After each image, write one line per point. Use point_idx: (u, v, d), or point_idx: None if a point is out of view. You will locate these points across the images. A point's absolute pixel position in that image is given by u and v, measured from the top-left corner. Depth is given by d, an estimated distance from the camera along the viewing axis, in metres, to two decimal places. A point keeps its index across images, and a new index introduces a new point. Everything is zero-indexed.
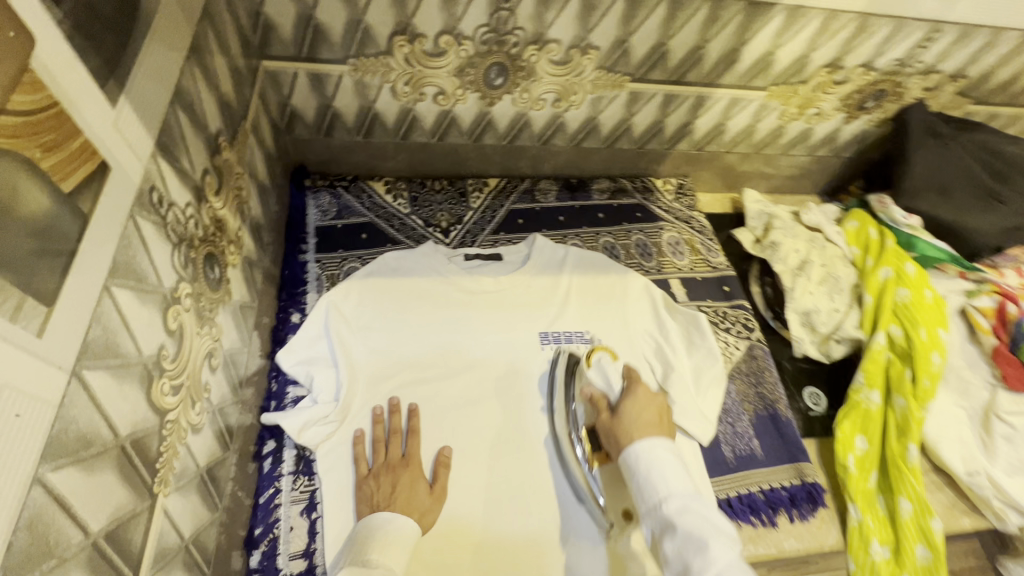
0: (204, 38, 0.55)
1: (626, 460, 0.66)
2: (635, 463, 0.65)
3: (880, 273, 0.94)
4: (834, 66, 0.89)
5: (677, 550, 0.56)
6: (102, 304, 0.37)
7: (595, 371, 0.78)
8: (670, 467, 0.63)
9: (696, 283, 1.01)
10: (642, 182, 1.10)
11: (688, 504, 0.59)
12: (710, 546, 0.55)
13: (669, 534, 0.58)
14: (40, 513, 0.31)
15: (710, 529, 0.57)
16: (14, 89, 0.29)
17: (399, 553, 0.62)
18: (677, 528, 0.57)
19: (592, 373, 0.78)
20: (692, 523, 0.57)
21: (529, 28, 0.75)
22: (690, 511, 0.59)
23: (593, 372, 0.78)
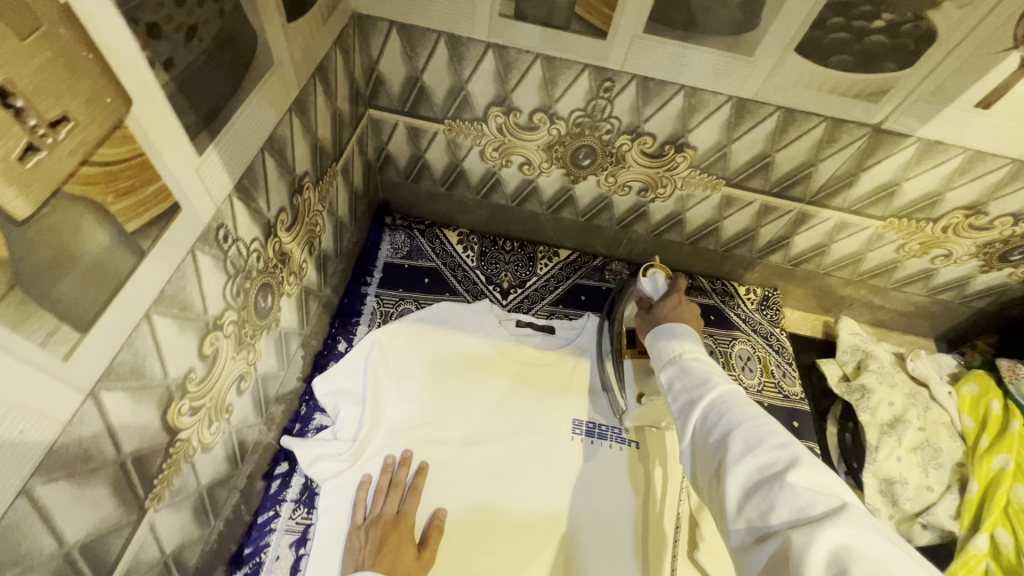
0: (311, 91, 0.60)
1: (649, 334, 0.65)
2: (655, 328, 0.64)
3: (996, 459, 0.78)
4: (973, 211, 0.77)
5: (682, 382, 0.54)
6: (139, 329, 0.40)
7: (648, 280, 0.79)
8: (686, 328, 0.61)
9: (761, 408, 0.91)
10: (723, 284, 1.03)
11: (698, 345, 0.58)
12: (714, 375, 0.53)
13: (676, 371, 0.56)
14: (17, 522, 0.33)
15: (716, 364, 0.55)
16: (103, 143, 0.32)
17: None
18: (685, 362, 0.56)
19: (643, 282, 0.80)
20: (700, 362, 0.55)
21: (625, 119, 0.74)
22: (700, 354, 0.57)
23: (644, 281, 0.80)
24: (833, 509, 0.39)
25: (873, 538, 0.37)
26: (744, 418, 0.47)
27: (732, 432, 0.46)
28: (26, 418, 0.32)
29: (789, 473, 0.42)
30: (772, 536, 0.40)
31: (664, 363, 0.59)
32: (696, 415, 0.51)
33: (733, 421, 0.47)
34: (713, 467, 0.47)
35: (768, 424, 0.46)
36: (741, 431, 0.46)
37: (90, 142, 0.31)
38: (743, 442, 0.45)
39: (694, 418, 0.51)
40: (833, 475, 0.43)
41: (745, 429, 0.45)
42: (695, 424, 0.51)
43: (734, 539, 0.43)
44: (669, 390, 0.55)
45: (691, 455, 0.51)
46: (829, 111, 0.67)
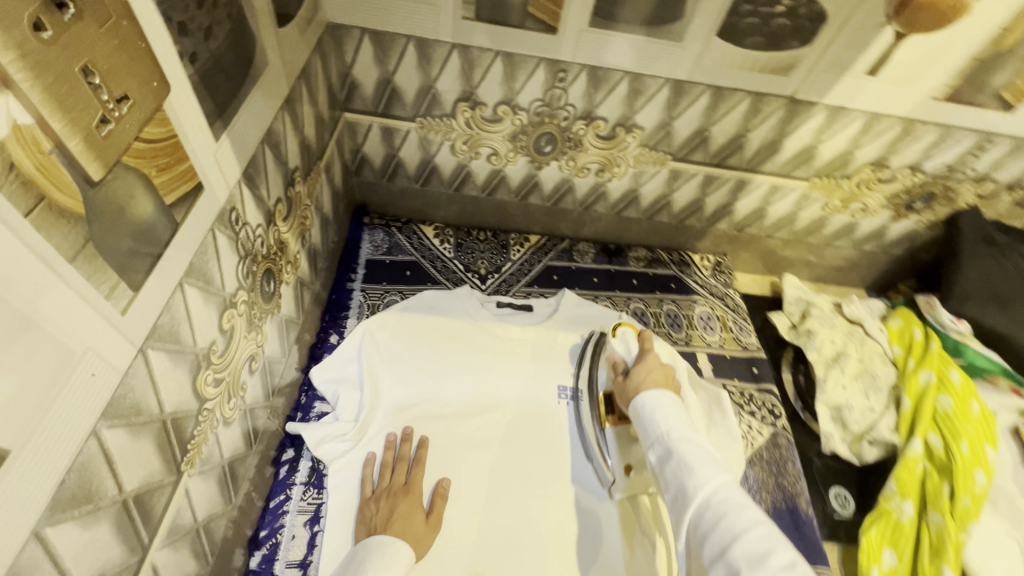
0: (298, 93, 0.66)
1: (634, 407, 0.68)
2: (640, 401, 0.67)
3: (921, 376, 0.90)
4: (878, 165, 0.90)
5: (676, 477, 0.58)
6: (174, 297, 0.45)
7: (618, 341, 0.83)
8: (672, 405, 0.65)
9: (724, 360, 1.00)
10: (680, 254, 1.13)
11: (688, 432, 0.61)
12: (709, 474, 0.56)
13: (668, 462, 0.60)
14: (90, 461, 0.37)
15: (709, 458, 0.58)
16: (149, 123, 0.37)
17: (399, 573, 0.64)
18: (678, 456, 0.59)
19: (614, 342, 0.84)
20: (691, 451, 0.59)
21: (579, 105, 0.83)
22: (689, 439, 0.61)
23: (616, 341, 0.84)
24: None
25: None
26: (741, 530, 0.50)
27: (729, 547, 0.49)
28: (97, 362, 0.36)
29: None
30: None
31: (656, 450, 0.62)
32: (693, 519, 0.55)
33: (732, 536, 0.50)
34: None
35: (766, 541, 0.49)
36: (739, 548, 0.49)
37: (140, 120, 0.36)
38: (743, 562, 0.48)
39: (693, 524, 0.54)
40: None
41: (743, 546, 0.49)
42: (692, 531, 0.55)
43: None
44: (665, 483, 0.59)
45: (691, 559, 0.55)
46: (751, 86, 0.79)
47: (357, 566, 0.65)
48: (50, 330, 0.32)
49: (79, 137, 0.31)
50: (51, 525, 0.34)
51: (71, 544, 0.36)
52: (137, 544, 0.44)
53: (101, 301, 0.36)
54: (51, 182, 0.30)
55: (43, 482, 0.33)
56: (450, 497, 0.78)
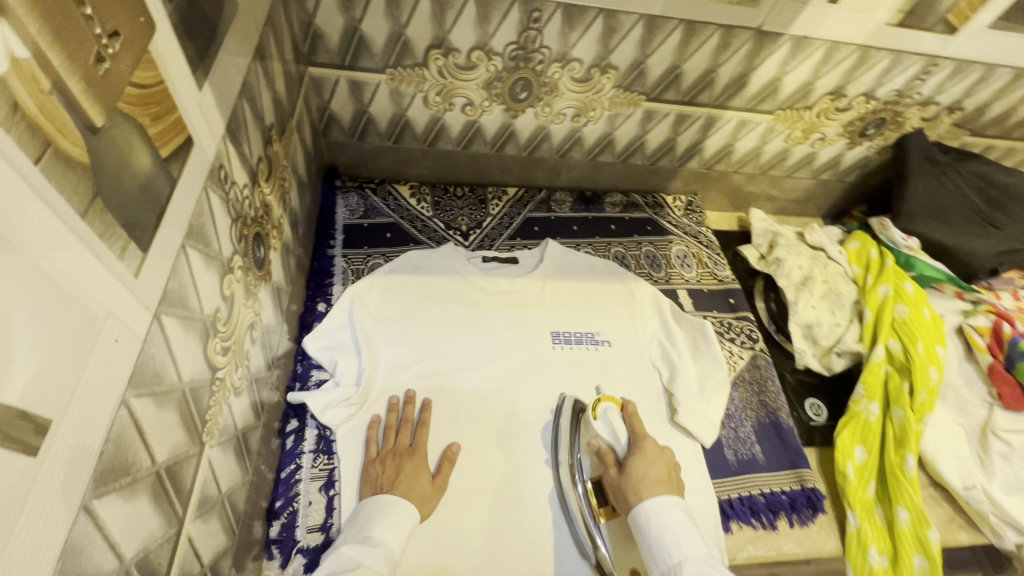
0: (266, 42, 0.61)
1: (641, 524, 0.69)
2: (648, 525, 0.68)
3: (880, 290, 0.98)
4: (837, 94, 0.95)
5: None
6: (179, 259, 0.42)
7: (602, 423, 0.83)
8: (683, 530, 0.67)
9: (702, 294, 1.06)
10: (653, 197, 1.16)
11: (703, 568, 0.62)
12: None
13: None
14: (123, 431, 0.35)
15: None
16: (138, 66, 0.34)
17: (397, 535, 0.66)
18: None
19: (598, 425, 0.83)
20: None
21: (555, 47, 0.82)
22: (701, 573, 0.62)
23: (598, 424, 0.83)
24: None
25: None
26: None
27: None
28: (119, 329, 0.34)
29: None
30: None
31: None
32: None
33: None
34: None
35: None
36: None
37: (131, 62, 0.33)
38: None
39: None
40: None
41: None
42: None
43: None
44: None
45: None
46: (721, 19, 0.80)
47: (362, 524, 0.67)
48: (72, 292, 0.30)
49: (78, 76, 0.28)
50: (98, 496, 0.33)
51: (118, 517, 0.35)
52: (173, 515, 0.43)
53: (115, 263, 0.33)
54: (55, 127, 0.27)
55: (86, 452, 0.32)
56: (458, 462, 0.79)
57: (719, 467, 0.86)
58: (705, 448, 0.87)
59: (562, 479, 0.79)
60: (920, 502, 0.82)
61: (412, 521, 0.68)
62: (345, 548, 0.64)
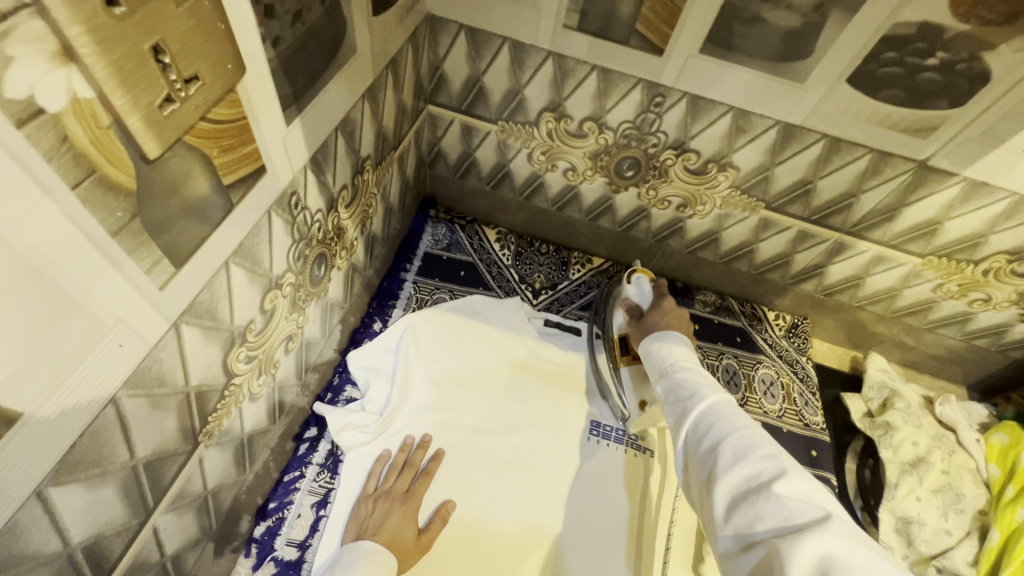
0: (384, 81, 0.65)
1: (645, 344, 0.67)
2: (649, 341, 0.66)
3: (1020, 511, 0.75)
4: (1016, 256, 0.77)
5: (674, 394, 0.57)
6: (218, 276, 0.44)
7: (632, 287, 0.84)
8: (677, 338, 0.65)
9: (779, 433, 0.91)
10: (752, 307, 1.04)
11: (691, 356, 0.60)
12: (705, 386, 0.56)
13: (668, 382, 0.59)
14: (104, 427, 0.37)
15: (708, 377, 0.58)
16: (218, 104, 0.37)
17: None
18: (677, 375, 0.59)
19: (628, 288, 0.84)
20: (689, 371, 0.59)
21: (672, 134, 0.77)
22: (689, 364, 0.60)
23: (630, 288, 0.84)
24: (820, 519, 0.41)
25: (853, 546, 0.40)
26: (732, 429, 0.50)
27: (721, 446, 0.49)
28: (125, 335, 0.36)
29: (774, 482, 0.44)
30: (759, 543, 0.43)
31: (657, 375, 0.62)
32: (685, 423, 0.54)
33: (724, 431, 0.50)
34: (703, 474, 0.50)
35: (756, 438, 0.49)
36: (729, 444, 0.49)
37: (210, 100, 0.36)
38: (735, 455, 0.48)
39: (685, 430, 0.54)
40: (804, 470, 0.47)
41: (733, 441, 0.48)
42: (687, 438, 0.54)
43: (722, 545, 0.46)
44: (663, 400, 0.59)
45: (684, 467, 0.54)
46: (876, 143, 0.69)
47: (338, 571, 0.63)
48: (84, 298, 0.32)
49: (139, 114, 0.30)
50: (54, 482, 0.34)
51: (75, 504, 0.37)
52: (140, 507, 0.45)
53: (140, 274, 0.35)
54: (105, 157, 0.30)
55: (52, 444, 0.33)
56: (450, 520, 0.75)
57: None
58: None
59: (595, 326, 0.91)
60: None
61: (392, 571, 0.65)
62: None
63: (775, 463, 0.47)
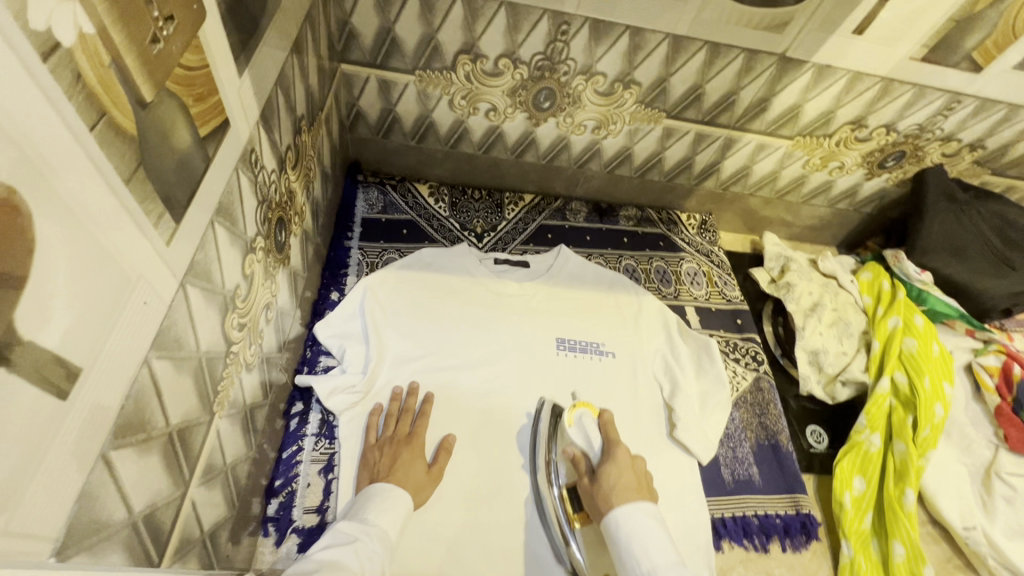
0: (303, 36, 0.64)
1: (609, 526, 0.70)
2: (619, 533, 0.68)
3: (889, 321, 0.98)
4: (857, 124, 0.96)
5: None
6: (208, 234, 0.44)
7: (576, 430, 0.85)
8: (650, 534, 0.68)
9: (709, 312, 1.06)
10: (668, 213, 1.17)
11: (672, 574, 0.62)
12: None
13: None
14: (144, 389, 0.37)
15: None
16: (188, 49, 0.37)
17: (391, 518, 0.66)
18: None
19: (572, 432, 0.85)
20: None
21: (580, 60, 0.84)
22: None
23: (572, 430, 0.85)
24: None
25: None
26: None
27: None
28: (146, 293, 0.36)
29: None
30: None
31: None
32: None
33: None
34: None
35: None
36: None
37: (182, 44, 0.35)
38: None
39: None
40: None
41: None
42: None
43: None
44: None
45: None
46: (746, 42, 0.81)
47: (358, 508, 0.67)
48: (112, 249, 0.32)
49: (133, 54, 0.30)
50: (114, 448, 0.35)
51: (132, 468, 0.37)
52: (181, 474, 0.45)
53: (147, 230, 0.35)
54: (110, 99, 0.30)
55: (108, 405, 0.33)
56: (455, 452, 0.80)
57: (716, 486, 0.87)
58: (703, 465, 0.88)
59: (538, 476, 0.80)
60: (917, 538, 0.80)
61: (408, 508, 0.69)
62: (341, 526, 0.64)
63: None
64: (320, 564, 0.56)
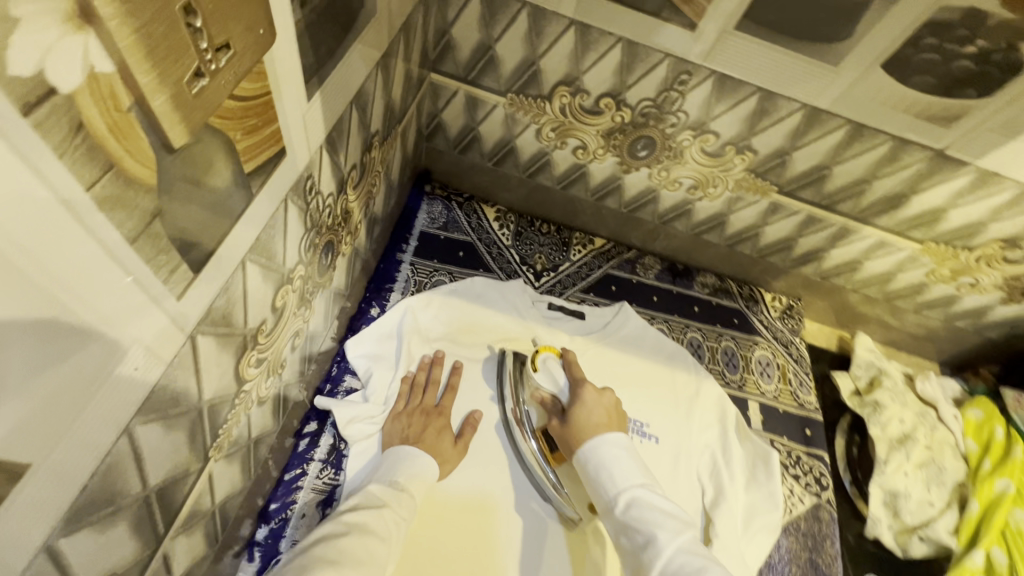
0: (395, 45, 0.58)
1: (578, 456, 0.61)
2: (587, 459, 0.60)
3: (997, 483, 0.83)
4: (1010, 243, 0.80)
5: (632, 547, 0.52)
6: (236, 276, 0.39)
7: (542, 374, 0.73)
8: (624, 455, 0.59)
9: (776, 413, 0.93)
10: (750, 289, 1.04)
11: (646, 494, 0.55)
12: (667, 535, 0.51)
13: (623, 527, 0.54)
14: (118, 460, 0.32)
15: (667, 519, 0.53)
16: (246, 78, 0.30)
17: (422, 482, 0.63)
18: (633, 519, 0.53)
19: (537, 375, 0.73)
20: (643, 516, 0.53)
21: (693, 115, 0.74)
22: (643, 498, 0.55)
23: (538, 375, 0.73)
24: None
25: None
26: None
27: None
28: (133, 367, 0.30)
29: None
30: None
31: (610, 514, 0.56)
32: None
33: None
34: None
35: None
36: None
37: (238, 74, 0.29)
38: None
39: None
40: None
41: None
42: None
43: None
44: (621, 549, 0.54)
45: None
46: (897, 131, 0.68)
47: (385, 470, 0.64)
48: (89, 333, 0.26)
49: (167, 94, 0.24)
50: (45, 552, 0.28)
51: (85, 549, 0.32)
52: (153, 534, 0.40)
53: (147, 299, 0.29)
54: (124, 148, 0.23)
55: (49, 509, 0.27)
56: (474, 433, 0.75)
57: None
58: None
59: (506, 416, 0.74)
60: None
61: (435, 475, 0.65)
62: (374, 486, 0.60)
63: None
64: (353, 525, 0.54)
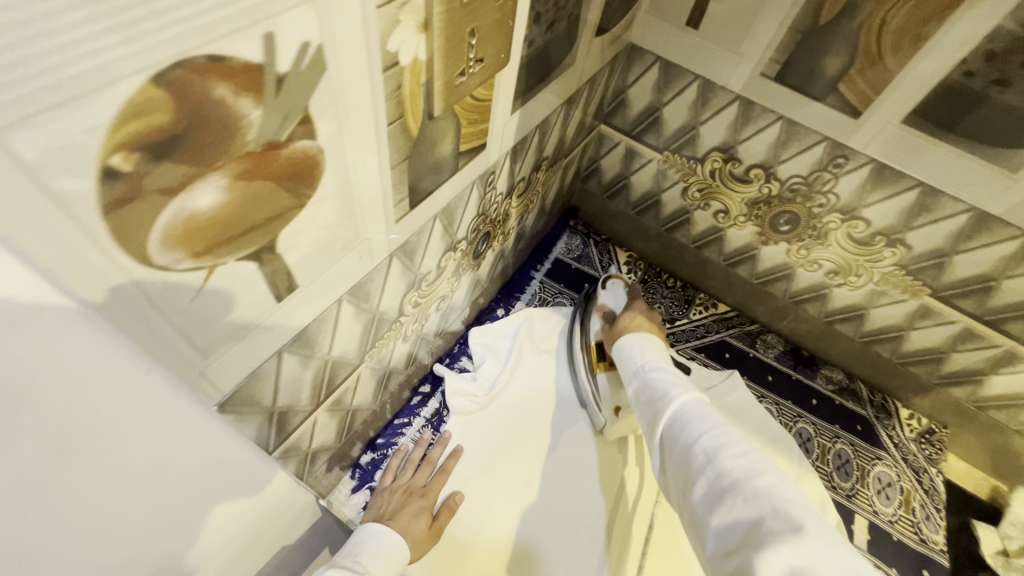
0: (580, 93, 0.73)
1: (620, 348, 0.66)
2: (626, 348, 0.64)
3: None
4: None
5: (647, 398, 0.54)
6: (428, 226, 0.53)
7: (608, 293, 0.83)
8: (657, 347, 0.62)
9: (887, 539, 0.84)
10: (883, 399, 0.96)
11: (668, 364, 0.57)
12: (681, 389, 0.52)
13: (642, 387, 0.56)
14: (327, 319, 0.46)
15: (684, 380, 0.54)
16: (483, 85, 0.44)
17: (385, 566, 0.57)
18: (652, 381, 0.55)
19: (603, 293, 0.83)
20: (663, 376, 0.55)
21: (844, 199, 0.75)
22: (665, 369, 0.56)
23: (605, 294, 0.83)
24: (801, 523, 0.36)
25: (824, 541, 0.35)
26: (703, 426, 0.45)
27: (695, 444, 0.44)
28: (334, 278, 0.42)
29: (751, 483, 0.39)
30: (735, 551, 0.37)
31: (635, 382, 0.58)
32: (663, 423, 0.49)
33: (697, 430, 0.45)
34: (678, 483, 0.45)
35: (731, 433, 0.44)
36: (701, 443, 0.44)
37: (479, 80, 0.43)
38: (705, 455, 0.43)
39: (661, 431, 0.49)
40: (795, 487, 0.40)
41: (705, 439, 0.44)
42: (663, 442, 0.49)
43: (707, 547, 0.40)
44: (639, 407, 0.55)
45: (661, 473, 0.49)
46: None
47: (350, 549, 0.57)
48: (337, 230, 0.39)
49: (441, 81, 0.38)
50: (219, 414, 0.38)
51: (290, 374, 0.46)
52: (318, 395, 0.53)
53: (377, 216, 0.43)
54: (410, 108, 0.37)
55: (270, 340, 0.40)
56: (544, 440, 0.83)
57: None
58: None
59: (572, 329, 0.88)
60: None
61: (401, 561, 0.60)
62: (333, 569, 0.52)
63: (748, 462, 0.41)
64: None
